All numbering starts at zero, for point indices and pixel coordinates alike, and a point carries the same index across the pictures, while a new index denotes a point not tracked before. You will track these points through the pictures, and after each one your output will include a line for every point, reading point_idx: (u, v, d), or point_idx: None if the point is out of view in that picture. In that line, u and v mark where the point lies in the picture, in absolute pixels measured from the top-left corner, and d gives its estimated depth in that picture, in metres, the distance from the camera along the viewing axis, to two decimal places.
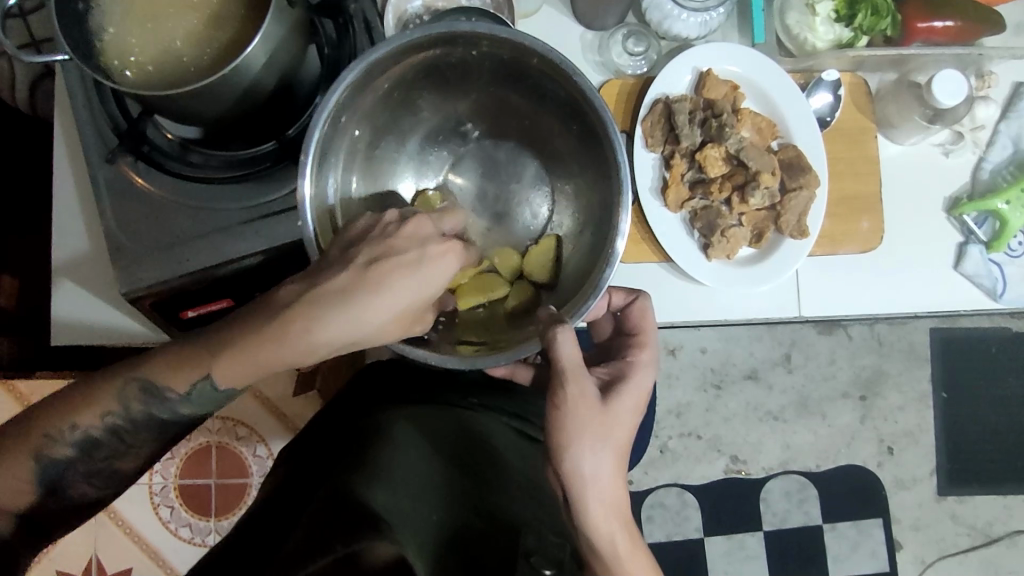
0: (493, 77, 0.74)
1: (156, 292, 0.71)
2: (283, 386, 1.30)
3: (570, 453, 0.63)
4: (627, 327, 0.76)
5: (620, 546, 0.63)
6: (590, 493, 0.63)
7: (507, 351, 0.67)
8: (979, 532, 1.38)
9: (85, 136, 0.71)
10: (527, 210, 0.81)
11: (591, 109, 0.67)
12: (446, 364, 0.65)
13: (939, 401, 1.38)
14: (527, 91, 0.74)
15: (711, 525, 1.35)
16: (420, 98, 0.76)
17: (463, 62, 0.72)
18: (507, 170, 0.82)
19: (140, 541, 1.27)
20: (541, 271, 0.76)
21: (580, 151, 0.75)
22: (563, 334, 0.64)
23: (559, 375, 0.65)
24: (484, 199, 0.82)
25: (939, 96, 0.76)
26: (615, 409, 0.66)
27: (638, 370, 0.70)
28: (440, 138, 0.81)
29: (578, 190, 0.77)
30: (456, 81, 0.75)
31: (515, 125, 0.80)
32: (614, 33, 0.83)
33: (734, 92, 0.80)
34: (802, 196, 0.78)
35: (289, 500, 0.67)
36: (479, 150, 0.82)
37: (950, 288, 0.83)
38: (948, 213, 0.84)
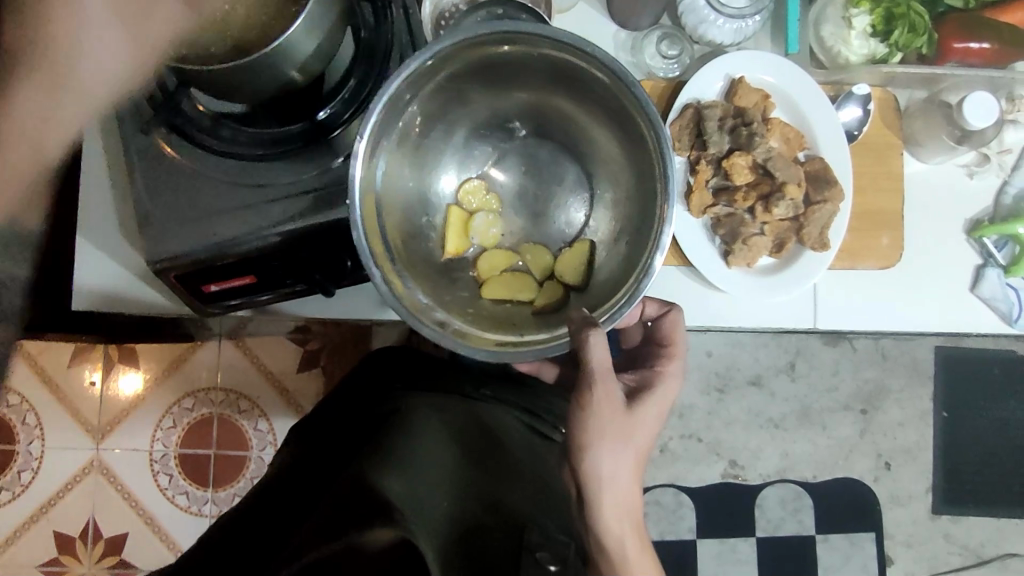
0: (546, 79, 0.73)
1: (180, 265, 0.71)
2: (287, 360, 1.32)
3: (589, 452, 0.66)
4: (657, 338, 0.77)
5: (628, 547, 0.66)
6: (606, 495, 0.66)
7: (537, 347, 0.65)
8: (971, 552, 1.39)
9: (120, 104, 0.72)
10: (563, 214, 0.81)
11: (641, 114, 0.67)
12: (473, 353, 0.65)
13: (940, 420, 1.38)
14: (577, 97, 0.74)
15: (705, 528, 1.37)
16: (470, 91, 0.75)
17: (517, 60, 0.71)
18: (549, 171, 0.82)
19: (138, 506, 1.29)
20: (572, 273, 0.77)
21: (623, 159, 0.75)
22: (596, 340, 0.63)
23: (587, 376, 0.65)
24: (523, 198, 0.83)
25: (968, 117, 0.77)
26: (639, 414, 0.69)
27: (665, 379, 0.73)
28: (485, 132, 0.81)
29: (619, 197, 0.77)
30: (507, 78, 0.74)
31: (561, 128, 0.79)
32: (648, 34, 0.83)
33: (765, 102, 0.80)
34: (825, 210, 0.78)
35: (302, 497, 0.65)
36: (522, 148, 0.82)
37: (965, 309, 0.84)
38: (968, 234, 0.85)
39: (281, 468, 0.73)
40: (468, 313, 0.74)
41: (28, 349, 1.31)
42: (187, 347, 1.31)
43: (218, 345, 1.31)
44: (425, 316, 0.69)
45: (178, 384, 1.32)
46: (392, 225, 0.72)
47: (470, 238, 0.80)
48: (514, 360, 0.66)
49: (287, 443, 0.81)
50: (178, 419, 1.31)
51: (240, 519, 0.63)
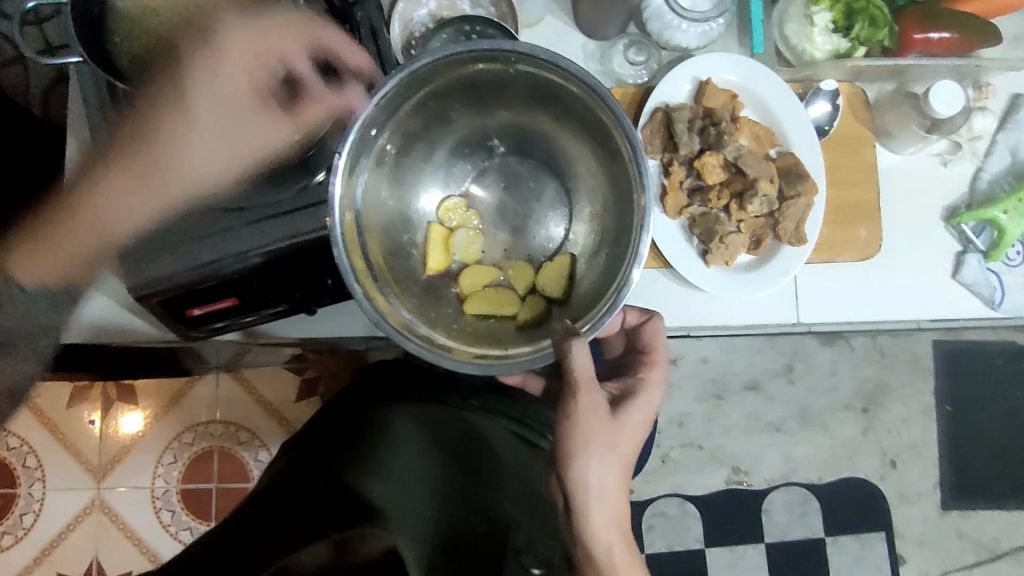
0: (526, 98, 0.75)
1: (162, 291, 0.72)
2: (285, 389, 1.32)
3: (576, 461, 0.64)
4: (639, 344, 0.77)
5: (617, 555, 0.64)
6: (593, 502, 0.64)
7: (519, 360, 0.66)
8: (984, 547, 1.37)
9: (96, 137, 0.73)
10: (543, 229, 0.83)
11: (616, 126, 0.68)
12: (459, 366, 0.66)
13: (942, 414, 1.37)
14: (556, 113, 0.75)
15: (712, 536, 1.35)
16: (451, 110, 0.76)
17: (497, 79, 0.72)
18: (529, 186, 0.84)
19: (139, 543, 1.28)
20: (554, 286, 0.77)
21: (602, 174, 0.76)
22: (579, 347, 0.62)
23: (570, 387, 0.64)
24: (503, 214, 0.84)
25: (936, 106, 0.77)
26: (623, 420, 0.68)
27: (648, 387, 0.72)
28: (466, 150, 0.82)
29: (599, 211, 0.78)
30: (489, 97, 0.76)
31: (539, 145, 0.81)
32: (615, 43, 0.84)
33: (733, 101, 0.81)
34: (800, 203, 0.78)
35: (285, 510, 0.66)
36: (502, 166, 0.84)
37: (950, 298, 0.84)
38: (946, 222, 0.85)
39: (271, 484, 0.75)
40: (452, 328, 0.74)
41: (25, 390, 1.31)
42: (186, 381, 1.31)
43: (216, 378, 1.31)
44: (408, 331, 0.69)
45: (178, 419, 1.32)
46: (374, 243, 0.72)
47: (452, 254, 0.80)
48: (497, 372, 0.67)
49: (278, 457, 0.82)
50: (178, 454, 1.31)
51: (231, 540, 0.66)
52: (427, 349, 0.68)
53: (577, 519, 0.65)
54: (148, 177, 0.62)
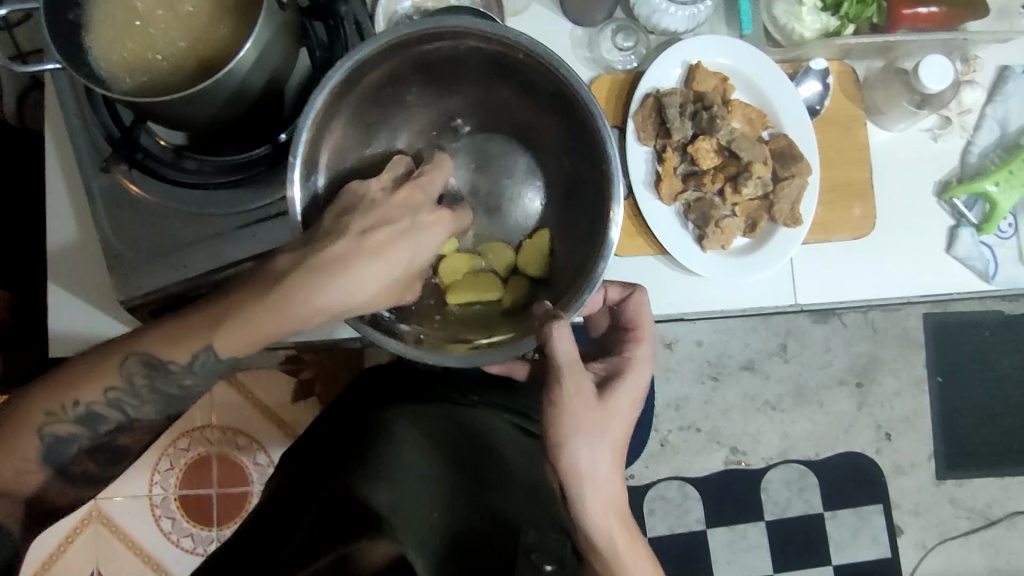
0: (482, 72, 0.72)
1: (153, 299, 0.71)
2: (281, 392, 1.30)
3: (566, 449, 0.62)
4: (623, 323, 0.75)
5: (617, 540, 0.62)
6: (587, 489, 0.62)
7: (503, 348, 0.65)
8: (979, 514, 1.39)
9: (78, 147, 0.72)
10: (520, 205, 0.80)
11: (582, 107, 0.66)
12: (442, 361, 0.64)
13: (934, 385, 1.39)
14: (517, 86, 0.72)
15: (713, 517, 1.36)
16: (408, 93, 0.73)
17: (452, 57, 0.69)
18: (500, 163, 0.80)
19: (141, 553, 1.27)
20: (534, 264, 0.76)
21: (569, 148, 0.73)
22: (560, 330, 0.62)
23: (554, 372, 0.63)
24: (476, 195, 0.80)
25: (926, 81, 0.77)
26: (612, 404, 0.65)
27: (635, 366, 0.69)
28: (431, 136, 0.78)
29: (569, 186, 0.76)
30: (447, 77, 0.73)
31: (507, 118, 0.77)
32: (602, 28, 0.83)
33: (724, 84, 0.81)
34: (794, 184, 0.78)
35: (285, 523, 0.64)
36: (470, 145, 0.79)
37: (945, 272, 0.84)
38: (938, 197, 0.85)
39: (270, 498, 0.72)
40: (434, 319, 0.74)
41: None
42: None
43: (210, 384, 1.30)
44: (387, 330, 0.68)
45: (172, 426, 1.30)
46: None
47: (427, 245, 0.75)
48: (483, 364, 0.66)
49: (275, 474, 0.80)
50: (175, 460, 1.29)
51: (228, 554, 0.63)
52: (409, 347, 0.65)
53: (574, 509, 0.62)
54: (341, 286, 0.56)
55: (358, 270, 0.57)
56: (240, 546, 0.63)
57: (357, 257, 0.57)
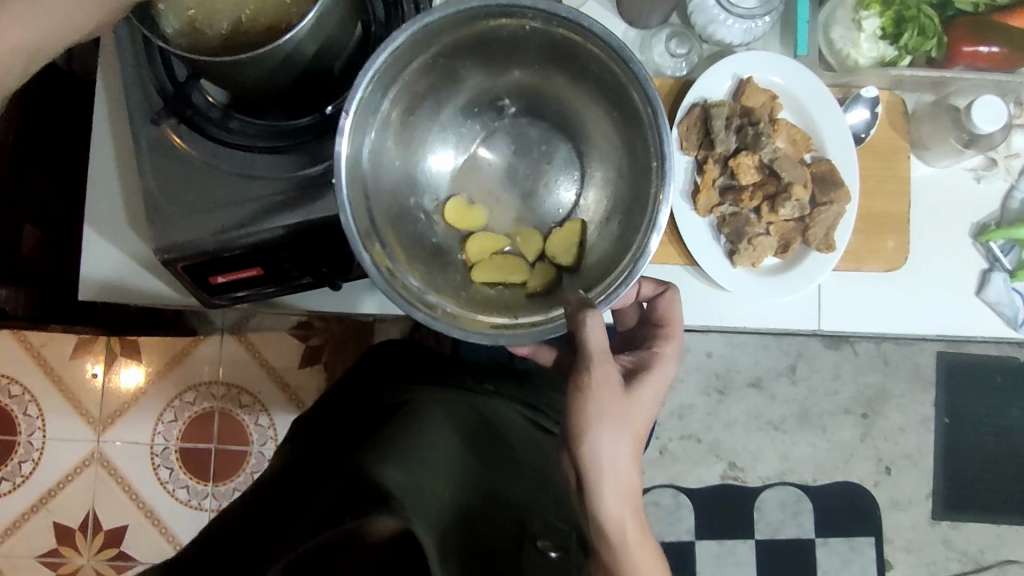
0: (540, 55, 0.72)
1: (187, 258, 0.71)
2: (290, 357, 1.32)
3: (588, 438, 0.62)
4: (653, 318, 0.75)
5: (629, 530, 0.62)
6: (606, 479, 0.62)
7: (533, 329, 0.65)
8: (971, 558, 1.39)
9: (130, 98, 0.72)
10: (556, 192, 0.78)
11: (641, 100, 0.66)
12: (468, 336, 0.63)
13: (942, 425, 1.38)
14: (573, 75, 0.72)
15: (703, 530, 1.36)
16: (462, 68, 0.73)
17: (512, 36, 0.69)
18: (539, 150, 0.79)
19: (137, 499, 1.29)
20: (565, 253, 0.73)
21: (618, 137, 0.73)
22: (595, 318, 0.61)
23: (585, 358, 0.63)
24: (513, 177, 0.79)
25: (977, 121, 0.77)
26: (637, 397, 0.65)
27: (662, 363, 0.70)
28: (476, 109, 0.78)
29: (612, 176, 0.74)
30: (502, 56, 0.73)
31: (553, 107, 0.77)
32: (657, 32, 0.83)
33: (773, 102, 0.80)
34: (831, 211, 0.78)
35: (295, 510, 0.62)
36: (512, 127, 0.79)
37: (970, 314, 0.84)
38: (974, 238, 0.85)
39: (283, 468, 0.73)
40: (460, 296, 0.72)
41: (30, 338, 1.31)
42: (190, 339, 1.32)
43: (220, 339, 1.32)
44: (419, 301, 0.67)
45: (177, 379, 1.32)
46: (381, 208, 0.69)
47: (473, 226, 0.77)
48: (511, 342, 0.65)
49: (286, 445, 0.82)
50: (179, 412, 1.31)
51: (238, 538, 0.60)
52: (434, 318, 0.65)
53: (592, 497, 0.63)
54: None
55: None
56: (249, 532, 0.61)
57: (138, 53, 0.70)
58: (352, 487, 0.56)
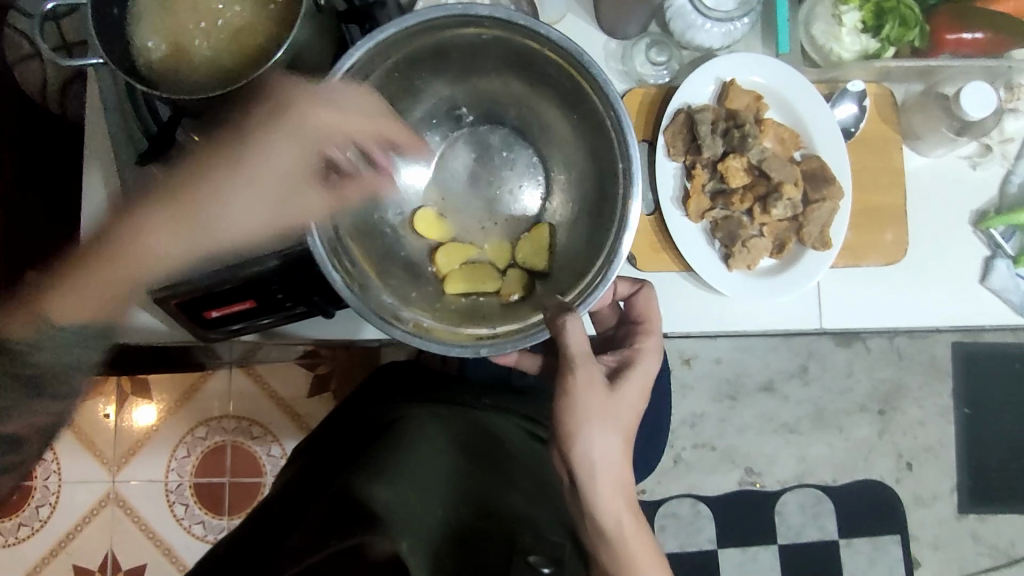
0: (497, 63, 0.72)
1: (180, 294, 0.69)
2: (297, 386, 1.32)
3: (578, 438, 0.64)
4: (631, 318, 0.73)
5: (626, 524, 0.64)
6: (599, 475, 0.64)
7: (513, 338, 0.63)
8: (1001, 552, 1.36)
9: (116, 140, 0.75)
10: (518, 196, 0.79)
11: (602, 103, 0.66)
12: (449, 349, 0.63)
13: (962, 416, 1.36)
14: (528, 80, 0.72)
15: (725, 537, 1.34)
16: (419, 79, 0.73)
17: (469, 46, 0.69)
18: (501, 156, 0.80)
19: (154, 537, 1.29)
20: (535, 257, 0.75)
21: (578, 141, 0.73)
22: (574, 324, 0.61)
23: (568, 363, 0.63)
24: (476, 184, 0.80)
25: (967, 108, 0.76)
26: (622, 393, 0.66)
27: (645, 358, 0.70)
28: (435, 121, 0.78)
29: (574, 178, 0.75)
30: (459, 66, 0.73)
31: (511, 111, 0.78)
32: (636, 42, 0.82)
33: (757, 103, 0.80)
34: (825, 207, 0.78)
35: (290, 527, 0.61)
36: (471, 134, 0.80)
37: (976, 303, 0.82)
38: (974, 226, 0.83)
39: (278, 486, 0.74)
40: (435, 310, 0.72)
41: None
42: (198, 375, 1.31)
43: (228, 373, 1.32)
44: (393, 316, 0.67)
45: (188, 415, 1.32)
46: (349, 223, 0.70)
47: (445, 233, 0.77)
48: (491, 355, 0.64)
49: (290, 462, 0.81)
50: (192, 448, 1.31)
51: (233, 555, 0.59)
52: (414, 334, 0.65)
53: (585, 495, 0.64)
54: (190, 231, 0.66)
55: (206, 197, 0.66)
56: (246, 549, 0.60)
57: (241, 173, 0.66)
58: (341, 506, 0.56)
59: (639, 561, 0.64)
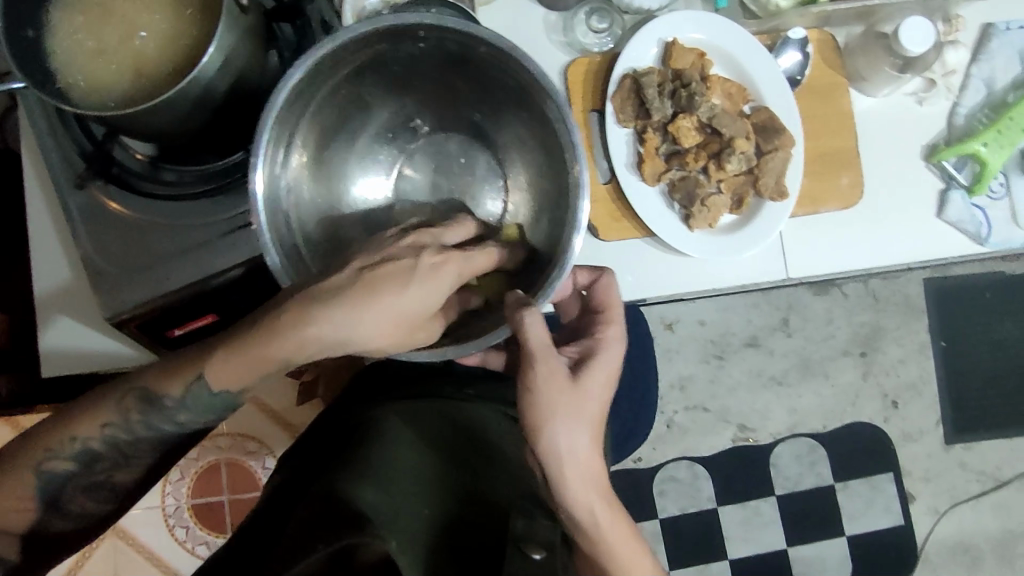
0: (442, 70, 0.71)
1: (140, 314, 0.70)
2: (286, 396, 1.30)
3: (544, 433, 0.60)
4: (593, 305, 0.72)
5: (600, 516, 0.61)
6: (569, 470, 0.60)
7: (478, 339, 0.64)
8: (990, 476, 1.39)
9: (50, 160, 0.70)
10: (481, 204, 0.78)
11: (546, 99, 0.65)
12: (415, 355, 0.63)
13: (938, 350, 1.38)
14: (475, 84, 0.72)
15: (724, 495, 1.35)
16: (367, 94, 0.72)
17: (410, 55, 0.69)
18: (460, 163, 0.79)
19: (157, 563, 1.28)
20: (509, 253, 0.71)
21: (532, 140, 0.72)
22: (531, 315, 0.61)
23: (527, 357, 0.61)
24: (438, 195, 0.78)
25: (906, 44, 0.75)
26: (586, 383, 0.63)
27: (608, 346, 0.67)
28: (389, 135, 0.77)
29: (533, 180, 0.75)
30: (405, 76, 0.72)
31: (465, 118, 0.77)
32: (576, 12, 0.82)
33: (701, 60, 0.80)
34: (778, 156, 0.78)
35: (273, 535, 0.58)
36: (428, 145, 0.79)
37: (936, 236, 0.83)
38: (926, 160, 0.84)
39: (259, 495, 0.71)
40: None
41: None
42: None
43: None
44: None
45: None
46: (309, 246, 0.69)
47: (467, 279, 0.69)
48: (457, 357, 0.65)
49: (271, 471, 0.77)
50: (186, 470, 1.29)
51: None
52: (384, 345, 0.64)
53: (558, 490, 0.61)
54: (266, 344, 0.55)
55: (292, 325, 0.54)
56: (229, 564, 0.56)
57: (360, 312, 0.54)
58: (326, 509, 0.56)
59: (620, 552, 0.62)
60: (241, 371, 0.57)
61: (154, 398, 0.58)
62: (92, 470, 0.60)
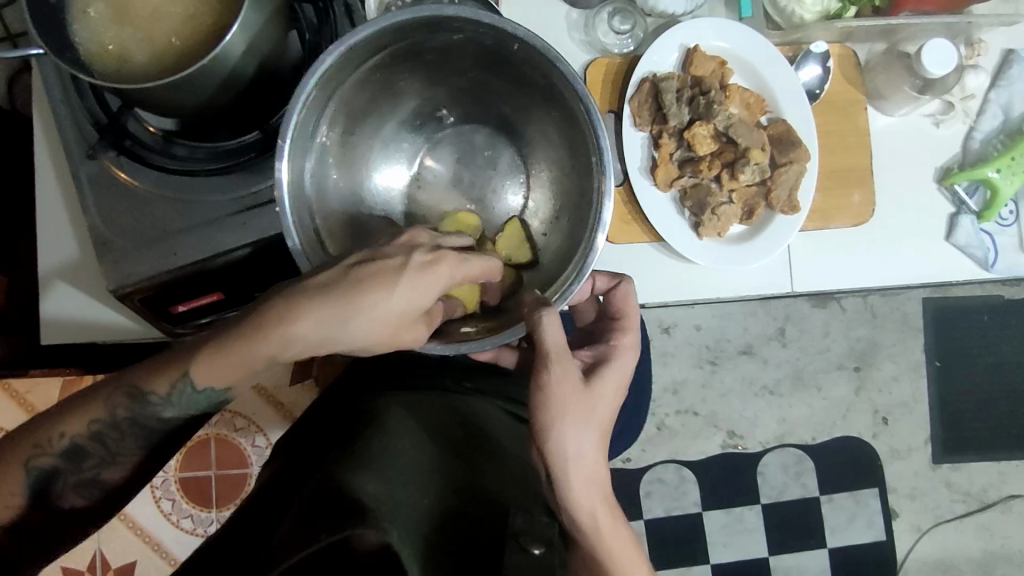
0: (476, 61, 0.71)
1: (144, 288, 0.69)
2: (279, 375, 1.30)
3: (553, 432, 0.61)
4: (610, 311, 0.73)
5: (601, 517, 0.61)
6: (574, 471, 0.61)
7: (492, 336, 0.64)
8: (975, 498, 1.40)
9: (63, 130, 0.70)
10: (503, 196, 0.79)
11: (575, 99, 0.65)
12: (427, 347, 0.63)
13: (933, 369, 1.38)
14: (508, 78, 0.72)
15: (709, 500, 1.36)
16: (400, 80, 0.72)
17: (445, 45, 0.69)
18: (484, 156, 0.80)
19: (141, 533, 1.28)
20: (519, 252, 0.74)
21: (559, 137, 0.73)
22: (549, 316, 0.61)
23: (542, 358, 0.62)
24: (461, 186, 0.80)
25: (928, 65, 0.75)
26: (597, 387, 0.63)
27: (621, 353, 0.67)
28: (417, 122, 0.78)
29: (556, 175, 0.75)
30: (437, 64, 0.72)
31: (494, 112, 0.77)
32: (598, 11, 0.81)
33: (723, 68, 0.80)
34: (792, 170, 0.78)
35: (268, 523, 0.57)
36: (455, 136, 0.80)
37: (941, 258, 0.84)
38: (939, 183, 0.84)
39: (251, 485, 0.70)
40: None
41: None
42: None
43: None
44: None
45: None
46: (330, 226, 0.69)
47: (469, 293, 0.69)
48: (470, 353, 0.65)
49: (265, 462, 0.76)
50: None
51: None
52: None
53: (561, 491, 0.61)
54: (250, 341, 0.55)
55: (275, 320, 0.54)
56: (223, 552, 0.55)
57: (346, 309, 0.54)
58: (326, 496, 0.55)
59: (615, 555, 0.61)
60: (224, 371, 0.56)
61: (140, 394, 0.57)
62: (80, 466, 0.58)
